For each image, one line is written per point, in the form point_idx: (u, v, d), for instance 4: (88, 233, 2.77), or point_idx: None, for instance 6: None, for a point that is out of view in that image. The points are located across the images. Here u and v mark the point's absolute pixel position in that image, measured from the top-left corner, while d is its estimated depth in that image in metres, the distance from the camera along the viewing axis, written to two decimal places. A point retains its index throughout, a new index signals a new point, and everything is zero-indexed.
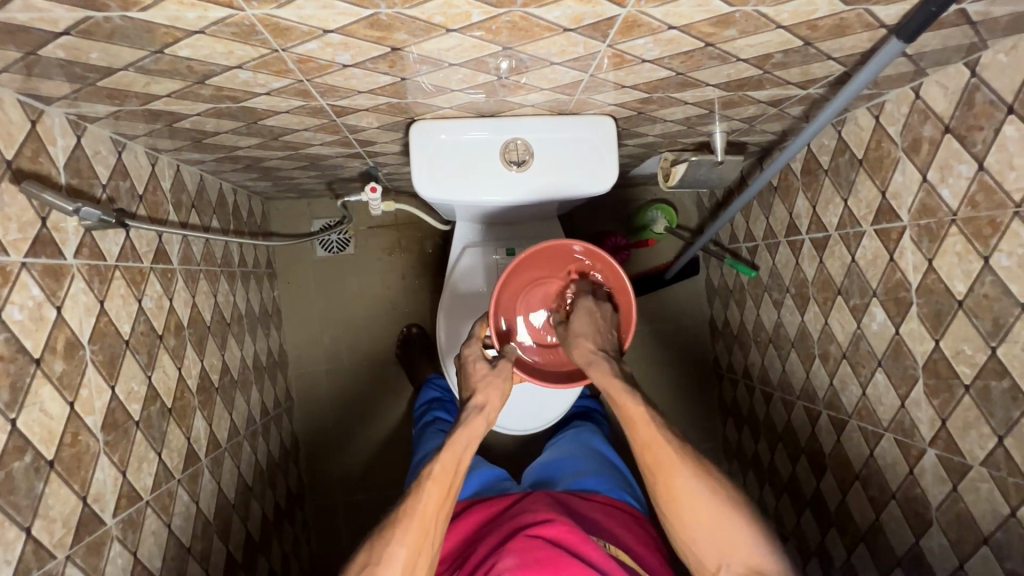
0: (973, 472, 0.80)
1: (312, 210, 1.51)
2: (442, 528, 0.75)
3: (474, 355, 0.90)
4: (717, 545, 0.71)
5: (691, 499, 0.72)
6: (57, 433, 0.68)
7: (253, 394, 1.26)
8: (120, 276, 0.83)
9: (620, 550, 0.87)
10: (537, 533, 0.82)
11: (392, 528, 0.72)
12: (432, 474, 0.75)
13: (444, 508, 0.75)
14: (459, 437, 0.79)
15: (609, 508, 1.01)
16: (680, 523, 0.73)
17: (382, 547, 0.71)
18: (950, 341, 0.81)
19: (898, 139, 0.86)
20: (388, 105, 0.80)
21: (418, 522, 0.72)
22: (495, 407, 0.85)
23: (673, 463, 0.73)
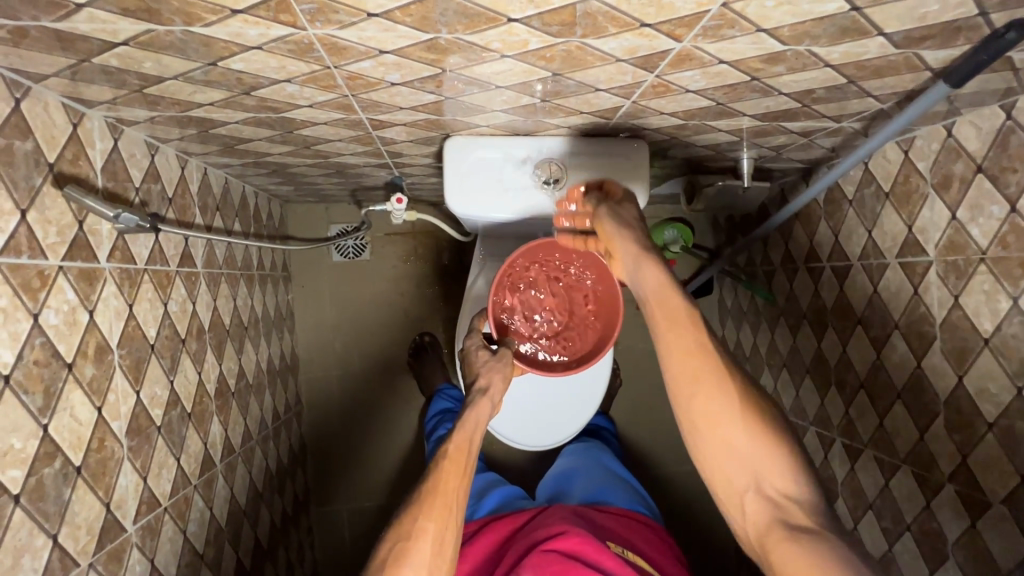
0: (993, 510, 0.81)
1: (330, 215, 1.51)
2: (463, 496, 0.74)
3: (475, 345, 0.95)
4: (747, 467, 0.63)
5: (727, 414, 0.64)
6: (84, 438, 0.67)
7: (266, 398, 1.26)
8: (148, 280, 0.83)
9: (636, 559, 0.87)
10: (551, 547, 0.81)
11: (417, 505, 0.71)
12: (449, 451, 0.76)
13: (465, 482, 0.75)
14: (468, 417, 0.82)
15: (624, 519, 1.00)
16: (709, 438, 0.65)
17: (410, 524, 0.69)
18: (974, 379, 0.82)
19: (927, 175, 0.87)
20: (426, 121, 0.81)
21: (443, 496, 0.72)
22: (498, 390, 0.89)
23: (710, 371, 0.65)
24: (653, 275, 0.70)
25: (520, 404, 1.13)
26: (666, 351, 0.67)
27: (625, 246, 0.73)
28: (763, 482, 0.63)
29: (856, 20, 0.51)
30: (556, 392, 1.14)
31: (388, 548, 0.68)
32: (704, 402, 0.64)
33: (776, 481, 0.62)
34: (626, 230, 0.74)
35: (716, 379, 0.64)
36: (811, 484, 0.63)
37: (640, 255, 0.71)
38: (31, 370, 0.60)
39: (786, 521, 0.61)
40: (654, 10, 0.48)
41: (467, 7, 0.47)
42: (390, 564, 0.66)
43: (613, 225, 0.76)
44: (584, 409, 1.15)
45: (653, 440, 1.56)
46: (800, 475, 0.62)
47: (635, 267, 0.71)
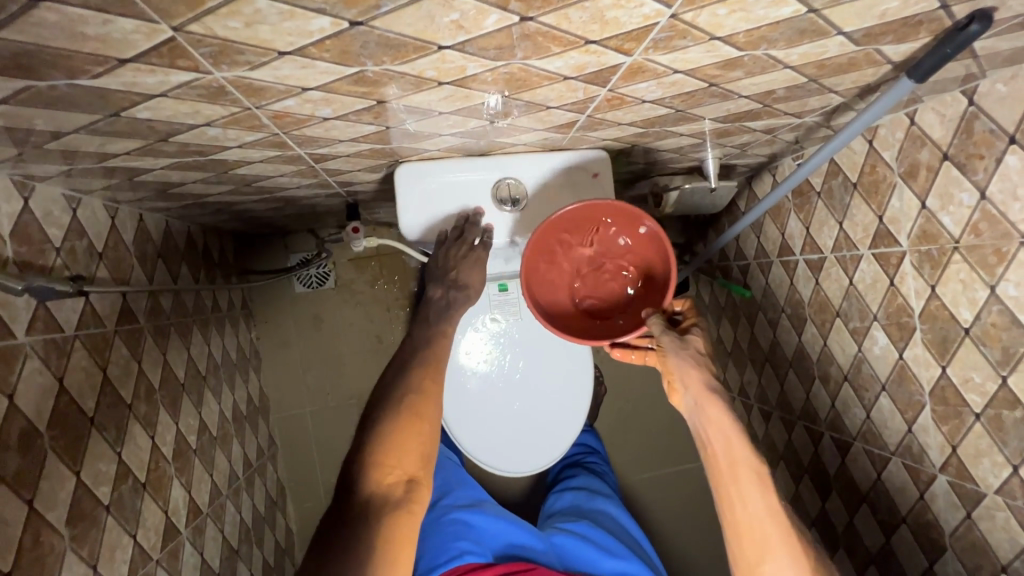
0: (987, 500, 0.79)
1: (288, 244, 1.44)
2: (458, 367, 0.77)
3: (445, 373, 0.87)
4: None
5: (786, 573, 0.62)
6: (14, 538, 0.60)
7: (234, 448, 1.19)
8: (79, 347, 0.76)
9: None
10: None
11: (420, 370, 0.72)
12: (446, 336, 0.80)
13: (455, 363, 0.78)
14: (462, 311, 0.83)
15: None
16: None
17: (414, 382, 0.70)
18: (958, 369, 0.80)
19: (894, 163, 0.85)
20: (371, 150, 0.75)
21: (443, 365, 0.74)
22: None
23: (776, 536, 0.62)
24: (718, 418, 0.65)
25: (502, 423, 1.09)
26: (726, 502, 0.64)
27: (693, 388, 0.67)
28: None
29: (813, 21, 0.48)
30: (538, 415, 1.10)
31: (399, 394, 0.68)
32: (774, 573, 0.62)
33: None
34: (698, 362, 0.68)
35: (784, 547, 0.62)
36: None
37: (705, 395, 0.66)
38: None
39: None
40: (598, 26, 0.44)
41: (390, 38, 0.42)
42: (408, 413, 0.66)
43: (678, 358, 0.69)
44: (572, 423, 1.11)
45: (643, 443, 1.53)
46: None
47: (694, 406, 0.67)
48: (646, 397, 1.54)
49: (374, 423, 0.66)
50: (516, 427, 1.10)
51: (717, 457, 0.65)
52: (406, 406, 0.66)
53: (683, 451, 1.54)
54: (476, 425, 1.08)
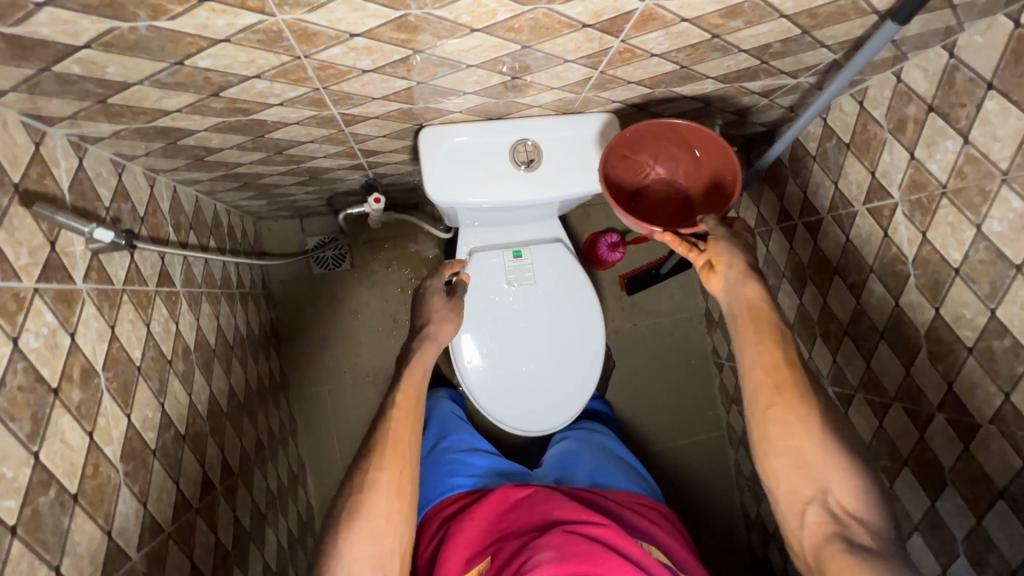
0: (982, 431, 0.84)
1: (306, 228, 1.51)
2: (417, 441, 0.81)
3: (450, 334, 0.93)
4: (816, 478, 0.68)
5: (802, 425, 0.69)
6: (78, 464, 0.65)
7: (259, 419, 1.23)
8: (127, 300, 0.81)
9: (655, 549, 0.85)
10: (574, 529, 0.79)
11: (369, 457, 0.77)
12: (398, 401, 0.82)
13: (416, 430, 0.81)
14: (416, 364, 0.86)
15: (640, 509, 0.97)
16: (779, 441, 0.70)
17: (363, 476, 0.76)
18: (951, 308, 0.86)
19: (883, 121, 0.91)
20: (399, 112, 0.81)
21: (393, 445, 0.78)
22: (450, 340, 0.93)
23: (792, 388, 0.71)
24: (752, 290, 0.76)
25: (521, 387, 1.13)
26: (752, 360, 0.74)
27: (731, 263, 0.78)
28: (830, 494, 0.67)
29: None
30: (556, 374, 1.14)
31: (349, 494, 0.75)
32: (781, 415, 0.70)
33: (840, 493, 0.67)
34: (737, 248, 0.79)
35: (797, 395, 0.70)
36: (879, 507, 0.66)
37: (740, 273, 0.77)
38: (16, 396, 0.58)
39: (845, 536, 0.65)
40: None
41: None
42: (349, 514, 0.74)
43: (727, 244, 0.78)
44: (588, 375, 1.15)
45: (654, 414, 1.57)
46: (856, 477, 0.66)
47: (731, 283, 0.78)
48: (654, 371, 1.58)
49: (325, 532, 0.74)
50: (536, 388, 1.14)
51: (747, 321, 0.75)
52: (351, 510, 0.74)
53: (692, 422, 1.58)
54: (500, 394, 1.13)
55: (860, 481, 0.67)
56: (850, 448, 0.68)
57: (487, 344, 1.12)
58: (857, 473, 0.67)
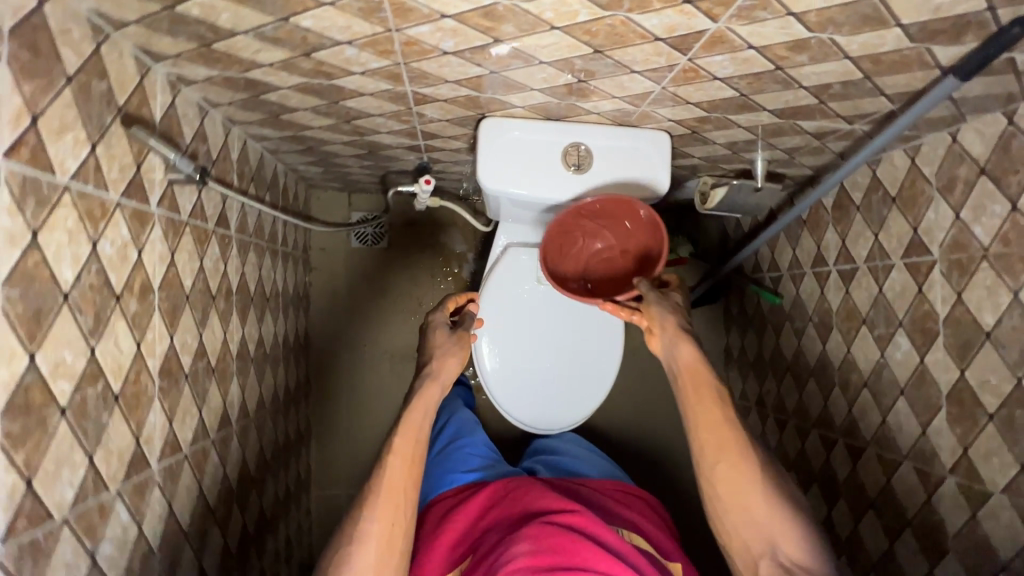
0: (993, 500, 0.83)
1: (353, 202, 1.58)
2: (411, 488, 0.85)
3: (446, 355, 0.97)
4: (767, 534, 0.73)
5: (746, 483, 0.75)
6: (124, 368, 0.70)
7: (279, 371, 1.28)
8: (189, 232, 0.87)
9: (635, 535, 0.91)
10: (551, 521, 0.83)
11: (364, 507, 0.81)
12: (396, 445, 0.86)
13: (413, 477, 0.85)
14: (418, 403, 0.90)
15: (623, 498, 1.05)
16: (727, 497, 0.76)
17: (355, 526, 0.80)
18: (976, 372, 0.85)
19: (933, 179, 0.92)
20: (466, 98, 0.86)
21: (388, 493, 0.82)
22: (450, 372, 0.97)
23: (733, 444, 0.77)
24: (689, 350, 0.82)
25: (540, 384, 1.17)
26: (697, 421, 0.79)
27: (671, 329, 0.84)
28: (778, 547, 0.72)
29: (877, 8, 0.57)
30: (574, 376, 1.17)
31: (344, 541, 0.79)
32: (728, 471, 0.76)
33: (789, 548, 0.72)
34: (671, 309, 0.86)
35: (739, 452, 0.77)
36: (820, 553, 0.71)
37: (676, 334, 0.83)
38: (87, 293, 0.63)
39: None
40: None
41: None
42: (339, 559, 0.77)
43: (660, 307, 0.86)
44: (604, 381, 1.18)
45: (653, 438, 1.62)
46: (799, 530, 0.72)
47: (669, 346, 0.84)
48: (662, 397, 1.63)
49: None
50: (552, 389, 1.17)
51: (687, 383, 0.81)
52: (342, 559, 0.77)
53: (689, 454, 1.60)
54: (517, 391, 1.16)
55: (801, 530, 0.73)
56: (790, 503, 0.75)
57: (513, 338, 1.16)
58: (800, 524, 0.73)
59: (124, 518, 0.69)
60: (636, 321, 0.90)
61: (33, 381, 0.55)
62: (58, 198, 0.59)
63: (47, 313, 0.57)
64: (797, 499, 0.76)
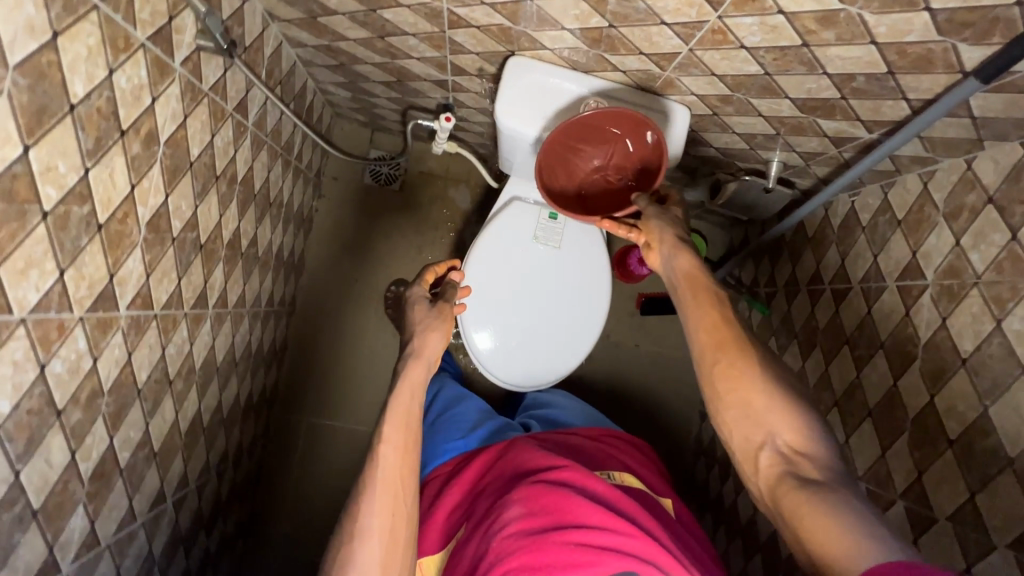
0: (937, 527, 0.82)
1: (374, 140, 1.60)
2: (412, 477, 0.79)
3: (428, 327, 0.94)
4: (766, 427, 0.69)
5: (745, 381, 0.72)
6: (113, 203, 0.71)
7: (267, 279, 1.30)
8: (206, 104, 0.88)
9: (624, 479, 0.90)
10: (542, 479, 0.79)
11: (359, 501, 0.76)
12: (386, 433, 0.80)
13: (410, 462, 0.79)
14: (404, 385, 0.85)
15: (606, 438, 1.05)
16: (728, 398, 0.72)
17: (352, 523, 0.74)
18: (945, 398, 0.84)
19: (941, 204, 0.92)
20: (499, 28, 0.87)
21: (385, 484, 0.76)
22: (433, 347, 0.92)
23: (733, 346, 0.74)
24: (688, 260, 0.82)
25: (516, 338, 1.17)
26: (694, 322, 0.77)
27: (670, 240, 0.85)
28: (777, 436, 0.68)
29: None
30: (550, 338, 1.17)
31: (344, 534, 0.74)
32: (726, 369, 0.73)
33: (789, 436, 0.68)
34: (671, 225, 0.87)
35: (738, 352, 0.73)
36: (825, 444, 0.67)
37: (675, 245, 0.84)
38: (93, 114, 0.65)
39: (795, 473, 0.65)
40: None
41: None
42: (341, 558, 0.72)
43: (660, 221, 0.87)
44: (579, 350, 1.19)
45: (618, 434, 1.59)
46: (804, 417, 0.69)
47: (668, 256, 0.85)
48: (637, 394, 1.62)
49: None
50: (528, 346, 1.17)
51: (687, 290, 0.80)
52: (343, 556, 0.71)
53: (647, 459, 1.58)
54: (491, 341, 1.16)
55: (807, 420, 0.68)
56: (795, 397, 0.70)
57: (502, 286, 1.16)
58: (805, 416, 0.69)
59: (81, 346, 0.70)
60: (635, 240, 0.90)
61: (22, 172, 0.56)
62: (85, 11, 0.61)
63: (49, 115, 0.58)
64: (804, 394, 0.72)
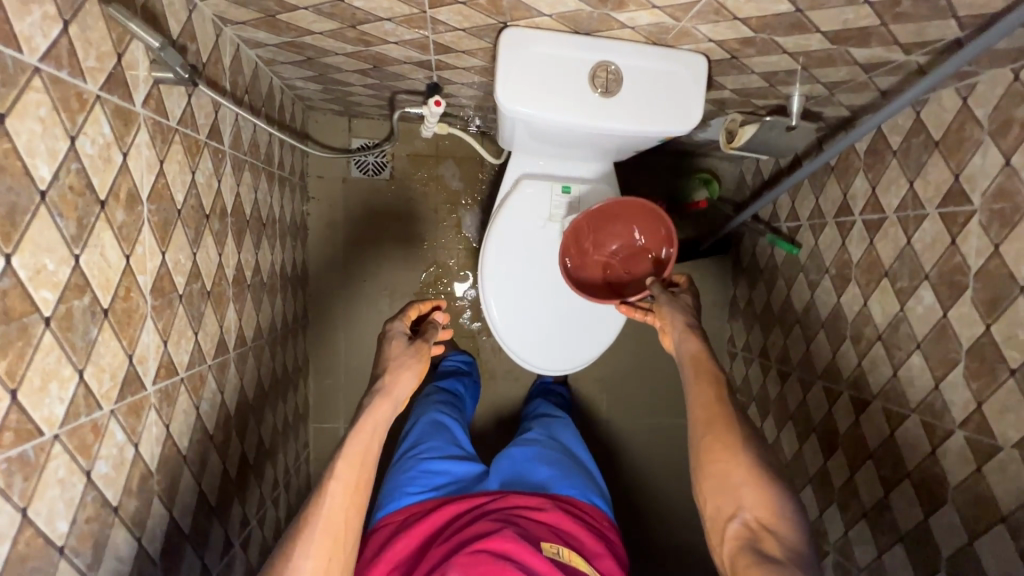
0: (1002, 454, 0.83)
1: (353, 128, 1.48)
2: (354, 517, 0.75)
3: (399, 358, 0.91)
4: (736, 496, 0.66)
5: (728, 450, 0.69)
6: (112, 282, 0.65)
7: (277, 301, 1.24)
8: (178, 141, 0.79)
9: (573, 556, 0.84)
10: (482, 549, 0.79)
11: (295, 540, 0.71)
12: (337, 468, 0.76)
13: (358, 500, 0.76)
14: (367, 420, 0.81)
15: (568, 505, 0.98)
16: (710, 470, 0.69)
17: (285, 562, 0.69)
18: (1003, 326, 0.83)
19: (985, 121, 0.86)
20: (489, 1, 0.76)
21: (325, 521, 0.72)
22: (403, 387, 0.87)
23: (723, 417, 0.71)
24: (694, 343, 0.80)
25: (543, 325, 1.13)
26: (692, 397, 0.75)
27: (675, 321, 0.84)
28: (743, 511, 0.65)
29: None
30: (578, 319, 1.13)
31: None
32: (711, 442, 0.70)
33: (755, 511, 0.64)
34: (680, 311, 0.85)
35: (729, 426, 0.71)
36: (796, 522, 0.63)
37: (687, 328, 0.82)
38: (66, 194, 0.57)
39: (757, 548, 0.62)
40: None
41: None
42: None
43: (671, 310, 0.86)
44: (611, 325, 1.15)
45: (650, 386, 1.67)
46: (778, 497, 0.65)
47: (680, 337, 0.82)
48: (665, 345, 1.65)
49: None
50: (557, 330, 1.13)
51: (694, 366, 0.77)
52: None
53: (682, 407, 1.68)
54: (521, 332, 1.12)
55: (775, 494, 0.65)
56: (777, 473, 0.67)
57: (510, 277, 1.11)
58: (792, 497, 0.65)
59: (120, 438, 0.66)
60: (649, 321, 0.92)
61: (11, 285, 0.50)
62: (27, 80, 0.51)
63: (22, 212, 0.51)
64: (779, 470, 0.68)
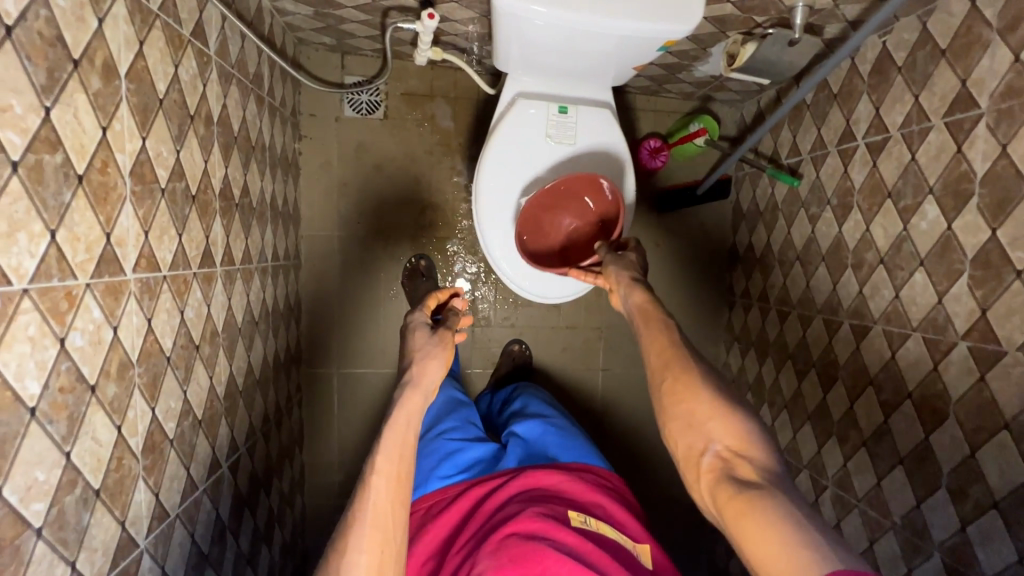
0: (1006, 359, 0.81)
1: (346, 65, 1.45)
2: (401, 515, 0.71)
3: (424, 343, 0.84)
4: (705, 432, 0.66)
5: (689, 388, 0.69)
6: (87, 150, 0.62)
7: (268, 230, 1.21)
8: (159, 28, 0.76)
9: (602, 526, 0.83)
10: (513, 531, 0.76)
11: (343, 538, 0.67)
12: (377, 464, 0.72)
13: (403, 497, 0.72)
14: (399, 417, 0.76)
15: (585, 474, 0.97)
16: (673, 413, 0.69)
17: (338, 562, 0.65)
18: (1010, 229, 0.81)
19: (994, 20, 0.83)
20: None
21: (374, 520, 0.68)
22: (433, 376, 0.81)
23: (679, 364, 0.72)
24: (640, 295, 0.82)
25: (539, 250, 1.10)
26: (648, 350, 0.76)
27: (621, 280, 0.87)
28: (713, 441, 0.65)
29: None
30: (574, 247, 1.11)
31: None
32: (671, 384, 0.71)
33: (727, 439, 0.65)
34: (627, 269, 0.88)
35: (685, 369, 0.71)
36: (765, 445, 0.64)
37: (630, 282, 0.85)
38: (35, 39, 0.54)
39: (733, 474, 0.62)
40: None
41: None
42: None
43: (616, 270, 0.89)
44: None
45: None
46: (741, 423, 0.66)
47: (626, 291, 0.85)
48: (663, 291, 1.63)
49: None
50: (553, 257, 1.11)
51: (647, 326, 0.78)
52: None
53: None
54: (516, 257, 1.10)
55: (741, 421, 0.66)
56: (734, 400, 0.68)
57: (503, 202, 1.09)
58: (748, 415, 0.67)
59: (96, 316, 0.64)
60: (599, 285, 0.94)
61: None
62: None
63: None
64: (736, 397, 0.69)
